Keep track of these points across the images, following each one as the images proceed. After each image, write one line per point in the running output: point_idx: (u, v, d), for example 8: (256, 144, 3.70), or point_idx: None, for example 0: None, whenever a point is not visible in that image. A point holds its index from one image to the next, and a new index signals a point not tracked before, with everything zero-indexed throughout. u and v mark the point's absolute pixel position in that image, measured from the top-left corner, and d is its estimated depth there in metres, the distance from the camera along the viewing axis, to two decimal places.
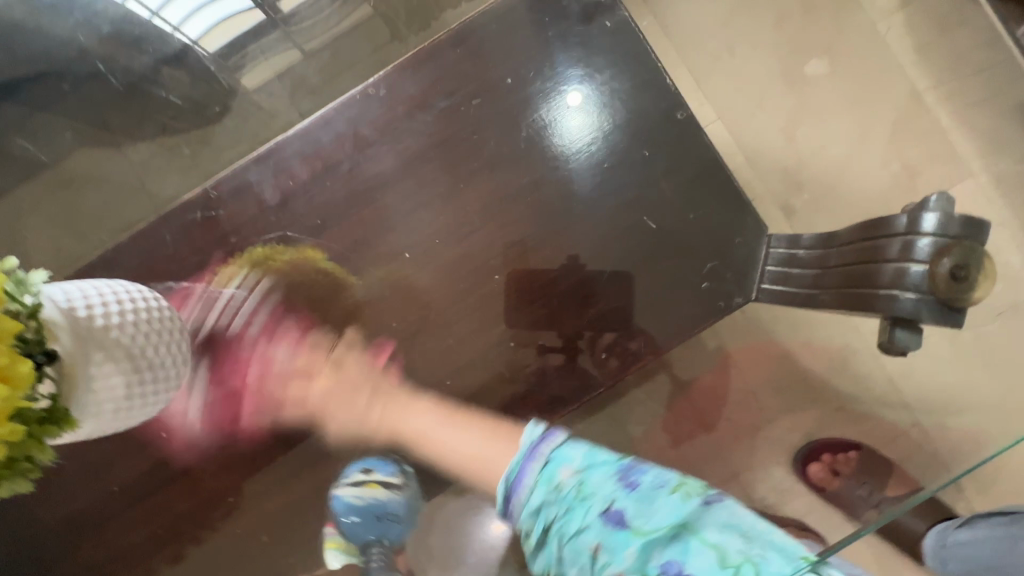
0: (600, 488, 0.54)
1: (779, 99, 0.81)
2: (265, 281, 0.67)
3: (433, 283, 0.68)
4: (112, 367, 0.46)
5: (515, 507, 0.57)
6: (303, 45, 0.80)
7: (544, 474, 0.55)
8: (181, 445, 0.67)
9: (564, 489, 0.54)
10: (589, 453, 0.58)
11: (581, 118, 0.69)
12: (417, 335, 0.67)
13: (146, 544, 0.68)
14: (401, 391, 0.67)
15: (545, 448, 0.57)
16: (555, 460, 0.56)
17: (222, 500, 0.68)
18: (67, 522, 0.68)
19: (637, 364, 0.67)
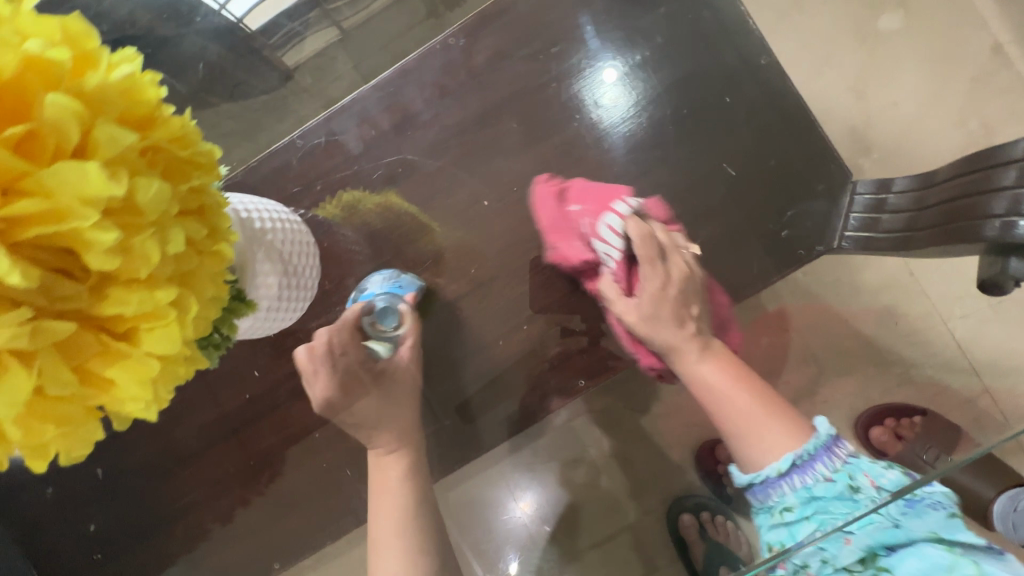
0: (877, 473, 0.55)
1: (846, 58, 0.66)
2: (350, 226, 0.69)
3: (509, 230, 0.69)
4: (271, 267, 0.39)
5: (778, 488, 0.55)
6: (343, 23, 0.70)
7: (845, 470, 0.55)
8: (273, 382, 0.73)
9: (860, 492, 0.54)
10: (828, 463, 0.55)
11: (620, 93, 0.70)
12: (493, 281, 0.69)
13: (241, 473, 0.74)
14: (478, 335, 0.69)
15: (839, 450, 0.56)
16: (850, 466, 0.55)
17: (309, 435, 0.73)
18: (169, 450, 0.74)
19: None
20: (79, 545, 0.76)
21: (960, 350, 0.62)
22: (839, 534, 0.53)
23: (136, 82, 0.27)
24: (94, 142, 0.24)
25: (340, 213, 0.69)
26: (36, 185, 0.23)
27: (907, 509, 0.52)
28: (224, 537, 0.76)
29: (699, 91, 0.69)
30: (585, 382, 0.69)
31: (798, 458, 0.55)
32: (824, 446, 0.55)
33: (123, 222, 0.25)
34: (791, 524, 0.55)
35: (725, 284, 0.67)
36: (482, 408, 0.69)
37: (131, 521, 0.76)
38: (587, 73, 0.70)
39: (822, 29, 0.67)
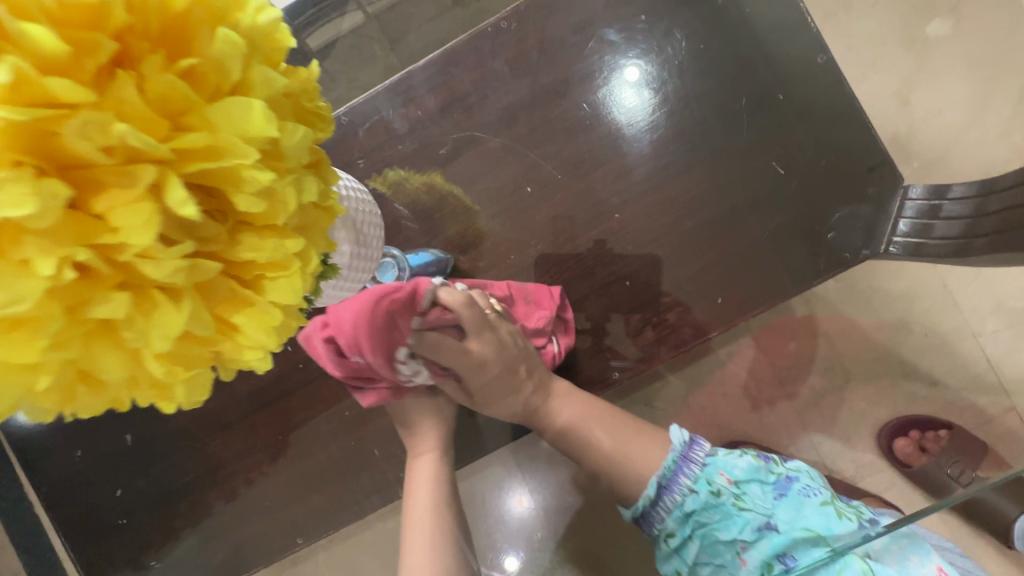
0: (731, 468, 0.61)
1: (889, 61, 0.61)
2: (394, 205, 0.69)
3: (551, 218, 0.69)
4: (343, 235, 0.39)
5: (658, 511, 0.62)
6: (364, 6, 0.74)
7: (704, 477, 0.61)
8: (307, 357, 0.73)
9: (722, 495, 0.60)
10: (695, 468, 0.62)
11: (645, 94, 0.69)
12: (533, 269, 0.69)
13: (270, 447, 0.75)
14: None
15: (697, 453, 0.63)
16: (707, 470, 0.61)
17: (340, 411, 0.74)
18: (199, 419, 0.75)
19: (676, 344, 0.68)
20: (106, 508, 0.76)
21: (990, 366, 0.61)
22: (726, 542, 0.60)
23: (276, 27, 0.27)
24: (250, 81, 0.25)
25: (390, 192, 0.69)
26: (203, 121, 0.23)
27: (778, 495, 0.60)
28: (249, 509, 0.76)
29: (753, 88, 0.69)
30: (618, 373, 0.70)
31: (661, 479, 0.61)
32: (681, 463, 0.62)
33: (273, 165, 0.25)
34: (677, 547, 0.62)
35: (764, 285, 0.67)
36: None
37: (159, 488, 0.76)
38: (613, 71, 0.70)
39: (870, 28, 0.62)
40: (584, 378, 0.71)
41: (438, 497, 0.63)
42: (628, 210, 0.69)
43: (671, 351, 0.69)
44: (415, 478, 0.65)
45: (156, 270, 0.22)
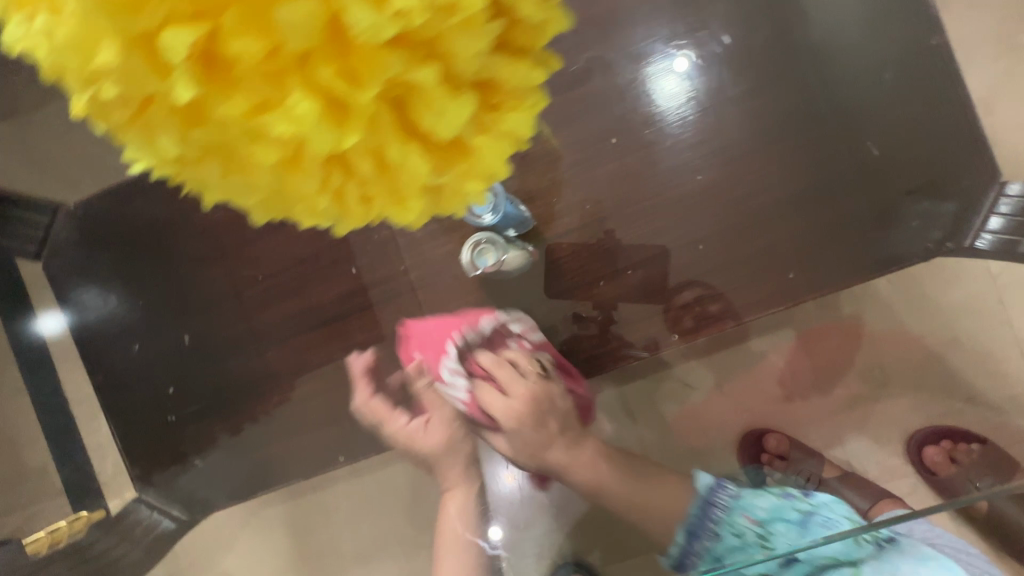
0: (753, 508, 0.61)
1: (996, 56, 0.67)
2: None
3: (631, 172, 0.68)
4: None
5: (692, 560, 0.60)
6: None
7: (728, 519, 0.61)
8: (369, 282, 0.73)
9: (745, 536, 0.59)
10: (718, 508, 0.62)
11: (748, 57, 0.68)
12: (606, 222, 0.69)
13: (323, 366, 0.76)
14: (587, 269, 0.69)
15: (720, 506, 0.62)
16: (732, 510, 0.61)
17: (391, 341, 0.73)
18: (259, 328, 0.76)
19: (714, 326, 0.69)
20: (159, 402, 0.79)
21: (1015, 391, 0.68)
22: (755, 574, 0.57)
23: None
24: None
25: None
26: None
27: (805, 531, 0.58)
28: (290, 425, 0.77)
29: (859, 65, 0.67)
30: (679, 337, 0.69)
31: (689, 527, 0.61)
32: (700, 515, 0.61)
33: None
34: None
35: (843, 259, 0.67)
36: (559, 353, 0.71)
37: (209, 391, 0.78)
38: (711, 36, 0.69)
39: (978, 25, 0.66)
40: (647, 341, 0.69)
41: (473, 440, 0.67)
42: (715, 171, 0.68)
43: (705, 331, 0.69)
44: (452, 451, 0.68)
45: (474, 41, 0.21)
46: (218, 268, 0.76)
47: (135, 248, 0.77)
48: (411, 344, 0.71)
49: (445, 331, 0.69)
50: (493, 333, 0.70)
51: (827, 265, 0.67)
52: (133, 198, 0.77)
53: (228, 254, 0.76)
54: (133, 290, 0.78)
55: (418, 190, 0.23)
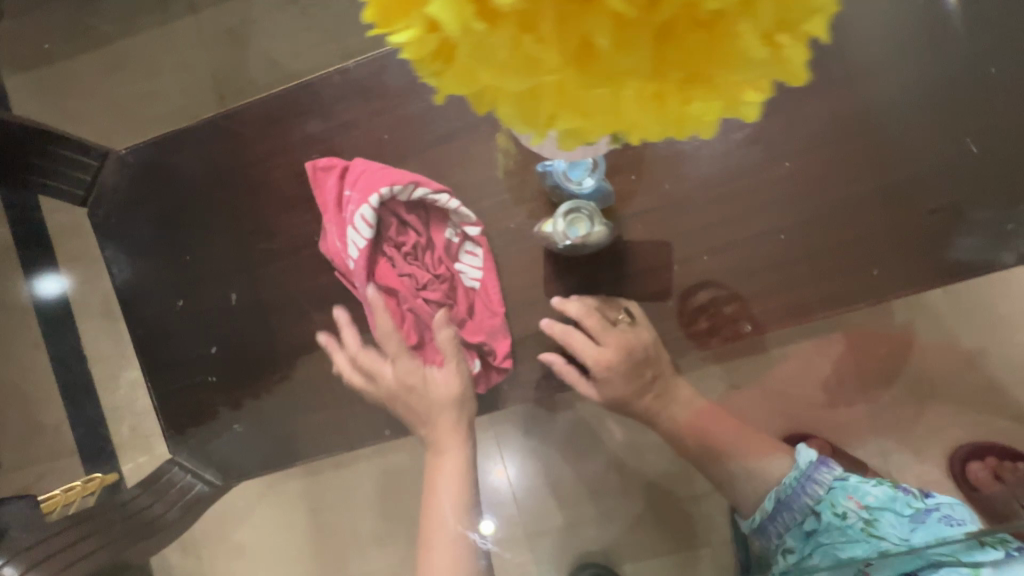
0: (863, 495, 0.68)
1: None
2: None
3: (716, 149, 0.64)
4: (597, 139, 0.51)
5: (778, 528, 0.70)
6: None
7: (828, 499, 0.68)
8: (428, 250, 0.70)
9: (848, 519, 0.67)
10: (815, 487, 0.68)
11: (844, 42, 0.65)
12: (685, 204, 0.66)
13: (372, 335, 0.72)
14: (662, 251, 0.66)
15: (823, 477, 0.69)
16: (833, 494, 0.68)
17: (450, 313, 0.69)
18: (308, 291, 0.73)
19: (735, 330, 0.67)
20: (196, 362, 0.75)
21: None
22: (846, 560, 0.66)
23: None
24: None
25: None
26: None
27: (913, 526, 0.67)
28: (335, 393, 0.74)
29: (960, 59, 0.64)
30: (752, 327, 0.66)
31: (782, 495, 0.68)
32: (784, 513, 0.69)
33: None
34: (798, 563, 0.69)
35: (932, 258, 0.64)
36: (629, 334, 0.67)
37: (251, 354, 0.75)
38: None
39: None
40: (718, 327, 0.67)
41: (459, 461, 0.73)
42: (803, 158, 0.65)
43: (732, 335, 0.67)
44: (440, 428, 0.72)
45: None
46: (271, 226, 0.73)
47: (183, 200, 0.74)
48: (331, 182, 0.69)
49: (361, 197, 0.67)
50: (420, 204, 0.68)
51: (914, 264, 0.64)
52: (183, 147, 0.73)
53: (281, 212, 0.73)
54: (176, 243, 0.74)
55: (718, 93, 0.29)
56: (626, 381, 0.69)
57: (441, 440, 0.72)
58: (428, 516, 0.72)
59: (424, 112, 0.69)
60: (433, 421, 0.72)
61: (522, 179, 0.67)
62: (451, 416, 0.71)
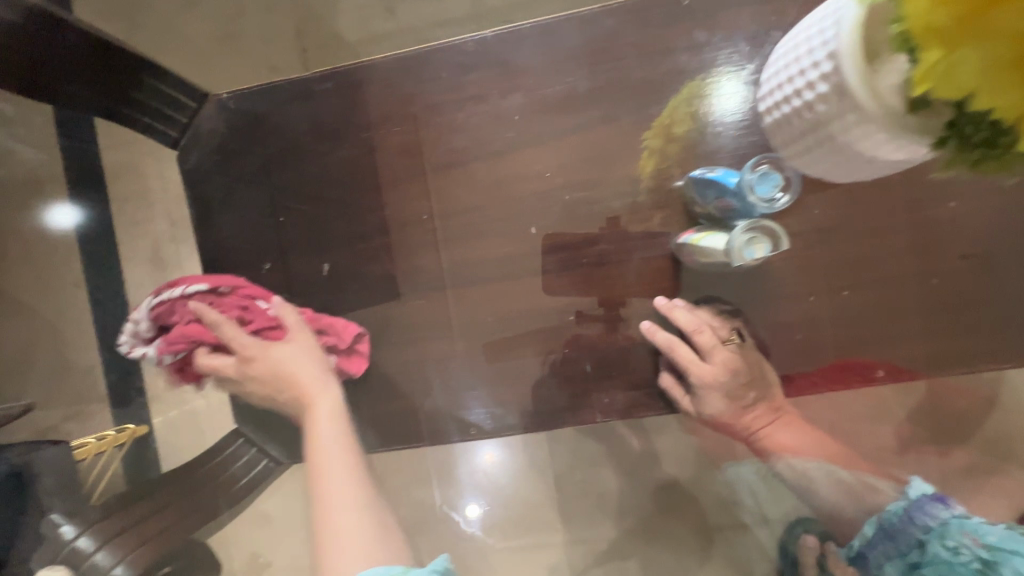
0: (982, 532, 0.50)
1: None
2: (718, 111, 0.61)
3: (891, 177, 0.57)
4: (863, 133, 0.33)
5: (882, 558, 0.57)
6: None
7: (937, 534, 0.52)
8: (543, 246, 0.66)
9: (957, 553, 0.50)
10: (939, 515, 0.54)
11: None
12: (839, 232, 0.61)
13: (467, 329, 0.68)
14: (799, 282, 0.62)
15: (939, 514, 0.54)
16: (945, 527, 0.52)
17: (559, 316, 0.66)
18: (404, 273, 0.68)
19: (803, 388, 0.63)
20: None
21: None
22: None
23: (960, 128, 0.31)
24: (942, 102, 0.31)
25: (688, 117, 0.62)
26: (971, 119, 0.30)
27: None
28: (424, 383, 0.69)
29: None
30: (883, 372, 0.63)
31: (887, 524, 0.57)
32: (890, 533, 0.56)
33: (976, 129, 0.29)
34: None
35: None
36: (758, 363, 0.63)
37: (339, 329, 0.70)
38: None
39: None
40: (847, 368, 0.63)
41: (332, 437, 0.59)
42: (971, 204, 0.59)
43: (812, 387, 0.63)
44: (301, 371, 0.62)
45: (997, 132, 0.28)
46: (374, 198, 0.68)
47: (287, 157, 0.69)
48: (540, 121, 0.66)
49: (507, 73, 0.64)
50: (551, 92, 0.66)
51: None
52: (292, 102, 0.68)
53: (391, 183, 0.68)
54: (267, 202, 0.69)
55: None
56: (729, 400, 0.62)
57: (271, 369, 0.62)
58: (320, 498, 0.56)
59: (564, 96, 0.64)
60: (294, 375, 0.62)
61: (664, 183, 0.62)
62: (314, 364, 0.63)
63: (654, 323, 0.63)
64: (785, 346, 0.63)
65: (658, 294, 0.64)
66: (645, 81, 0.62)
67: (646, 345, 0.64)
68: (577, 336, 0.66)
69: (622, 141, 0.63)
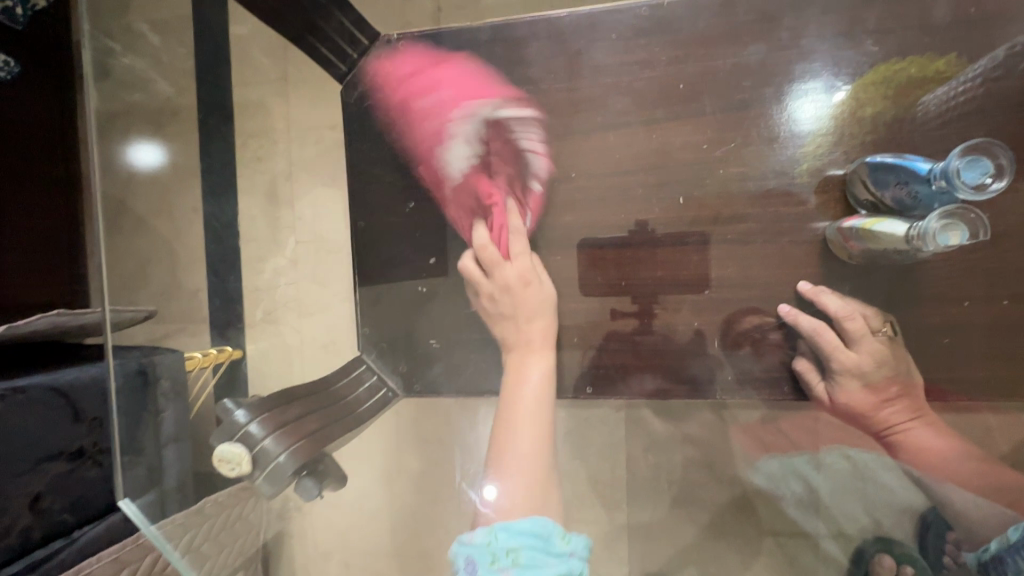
0: None
1: None
2: (906, 100, 0.59)
3: None
4: None
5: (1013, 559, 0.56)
6: None
7: None
8: (688, 217, 0.66)
9: None
10: None
11: None
12: (1005, 237, 0.59)
13: (597, 289, 0.70)
14: (951, 284, 0.60)
15: None
16: None
17: (692, 288, 0.67)
18: (542, 228, 0.70)
19: (946, 395, 0.62)
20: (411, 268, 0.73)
21: None
22: None
23: None
24: None
25: (856, 103, 0.61)
26: None
27: None
28: None
29: None
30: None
31: None
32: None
33: None
34: None
35: None
36: (897, 363, 0.63)
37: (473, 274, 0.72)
38: None
39: None
40: (991, 381, 0.61)
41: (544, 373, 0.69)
42: None
43: (952, 396, 0.62)
44: (525, 299, 0.70)
45: None
46: (523, 151, 0.70)
47: (445, 103, 0.71)
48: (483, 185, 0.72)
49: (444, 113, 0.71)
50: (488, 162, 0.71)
51: None
52: (458, 50, 0.70)
53: (540, 139, 0.70)
54: (421, 145, 0.72)
55: None
56: (869, 391, 0.65)
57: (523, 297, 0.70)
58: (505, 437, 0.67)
59: (732, 69, 0.63)
60: (534, 315, 0.70)
61: (820, 170, 0.62)
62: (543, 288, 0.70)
63: (795, 308, 0.64)
64: (925, 348, 0.62)
65: (802, 281, 0.64)
66: (818, 65, 0.61)
67: (780, 329, 0.64)
68: (709, 311, 0.66)
69: (781, 125, 0.63)
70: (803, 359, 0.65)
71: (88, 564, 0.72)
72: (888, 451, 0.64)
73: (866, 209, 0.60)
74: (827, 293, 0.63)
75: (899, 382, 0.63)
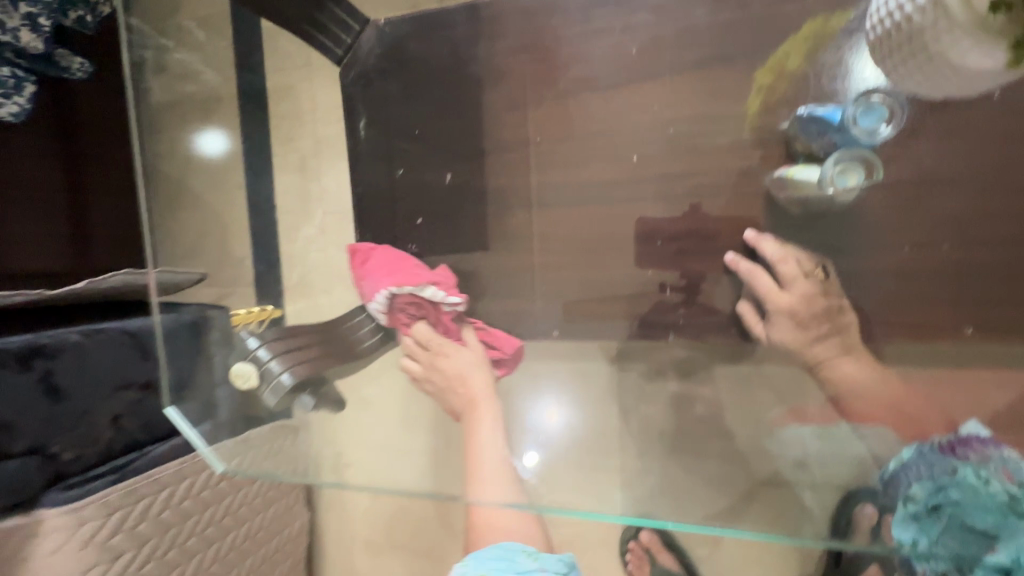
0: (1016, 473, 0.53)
1: None
2: (849, 50, 0.61)
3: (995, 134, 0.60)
4: None
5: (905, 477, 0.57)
6: None
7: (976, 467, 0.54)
8: (643, 174, 0.72)
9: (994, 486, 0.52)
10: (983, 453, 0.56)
11: None
12: (937, 183, 0.62)
13: (564, 242, 0.77)
14: (888, 229, 0.64)
15: (980, 454, 0.55)
16: (987, 464, 0.54)
17: (647, 239, 0.73)
18: (515, 189, 0.79)
19: (883, 338, 0.66)
20: (402, 228, 0.83)
21: None
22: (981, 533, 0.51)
23: None
24: None
25: (807, 58, 0.63)
26: None
27: None
28: (521, 285, 0.80)
29: None
30: (969, 331, 0.63)
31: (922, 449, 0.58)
32: (928, 458, 0.57)
33: None
34: (916, 516, 0.54)
35: None
36: (837, 306, 0.67)
37: (456, 232, 0.82)
38: None
39: None
40: (928, 321, 0.64)
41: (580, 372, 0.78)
42: None
43: (889, 338, 0.65)
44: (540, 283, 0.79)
45: None
46: (497, 120, 0.78)
47: (427, 79, 0.80)
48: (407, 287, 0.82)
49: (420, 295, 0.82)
50: (397, 300, 0.81)
51: None
52: (436, 31, 0.78)
53: (513, 109, 0.77)
54: (407, 118, 0.81)
55: None
56: (801, 329, 0.69)
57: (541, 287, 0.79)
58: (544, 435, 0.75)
59: (679, 34, 0.68)
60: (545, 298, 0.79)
61: (764, 126, 0.66)
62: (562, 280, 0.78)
63: (739, 255, 0.70)
64: (864, 291, 0.66)
65: (748, 228, 0.69)
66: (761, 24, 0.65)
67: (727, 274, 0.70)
68: (664, 260, 0.73)
69: (727, 83, 0.67)
70: (746, 301, 0.71)
71: (158, 470, 0.85)
72: (822, 389, 0.67)
73: (800, 158, 0.65)
74: (765, 239, 0.68)
75: (835, 324, 0.67)
